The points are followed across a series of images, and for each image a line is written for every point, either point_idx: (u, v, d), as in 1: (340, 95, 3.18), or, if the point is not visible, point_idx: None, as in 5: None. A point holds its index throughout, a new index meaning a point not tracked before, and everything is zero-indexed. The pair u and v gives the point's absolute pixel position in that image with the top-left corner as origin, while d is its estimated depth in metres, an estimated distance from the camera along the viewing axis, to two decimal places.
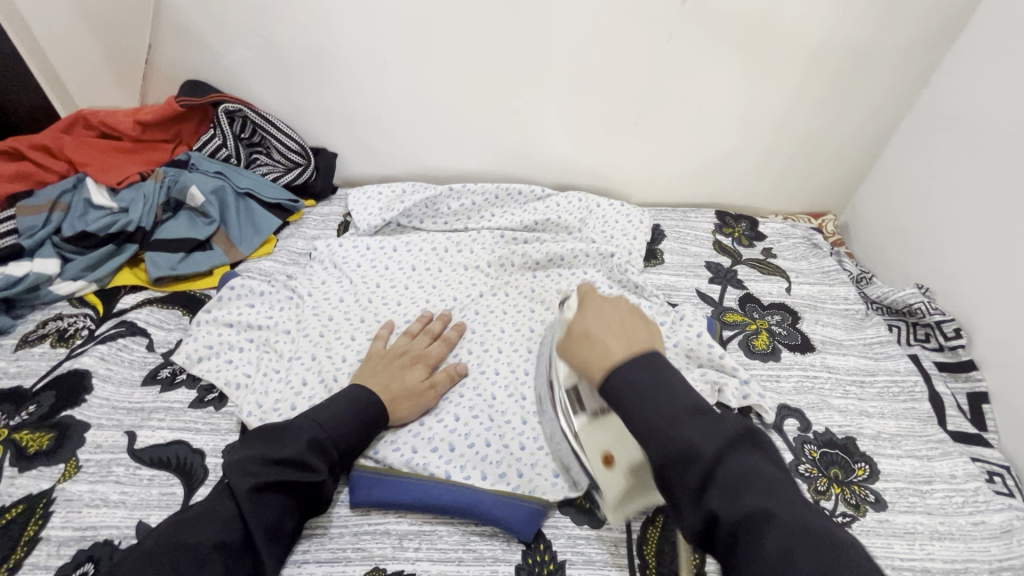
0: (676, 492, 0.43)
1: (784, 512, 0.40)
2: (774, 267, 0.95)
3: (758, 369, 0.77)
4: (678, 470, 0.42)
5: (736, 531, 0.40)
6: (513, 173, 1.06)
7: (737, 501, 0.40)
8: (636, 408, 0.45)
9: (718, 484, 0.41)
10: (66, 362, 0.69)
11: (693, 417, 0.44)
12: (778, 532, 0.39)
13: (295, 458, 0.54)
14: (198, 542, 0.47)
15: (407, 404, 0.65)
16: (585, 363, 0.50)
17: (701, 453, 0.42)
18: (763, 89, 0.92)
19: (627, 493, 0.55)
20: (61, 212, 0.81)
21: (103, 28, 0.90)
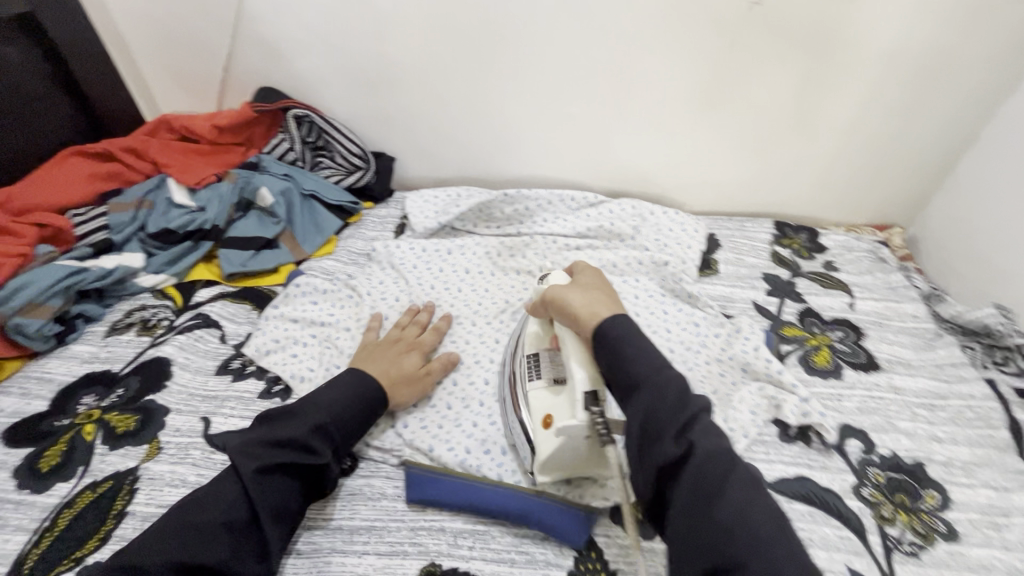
0: (658, 432, 0.48)
1: (739, 475, 0.46)
2: (836, 281, 0.92)
3: (819, 386, 0.74)
4: (670, 412, 0.49)
5: (697, 474, 0.46)
6: (566, 179, 1.06)
7: (703, 450, 0.47)
8: (636, 362, 0.52)
9: (696, 427, 0.48)
10: (150, 349, 0.74)
11: (680, 387, 0.50)
12: (735, 476, 0.46)
13: (298, 442, 0.56)
14: (207, 521, 0.50)
15: (406, 388, 0.68)
16: (580, 306, 0.59)
17: (689, 416, 0.49)
18: (828, 95, 0.90)
19: (555, 456, 0.58)
20: (147, 209, 0.88)
21: (187, 38, 0.96)
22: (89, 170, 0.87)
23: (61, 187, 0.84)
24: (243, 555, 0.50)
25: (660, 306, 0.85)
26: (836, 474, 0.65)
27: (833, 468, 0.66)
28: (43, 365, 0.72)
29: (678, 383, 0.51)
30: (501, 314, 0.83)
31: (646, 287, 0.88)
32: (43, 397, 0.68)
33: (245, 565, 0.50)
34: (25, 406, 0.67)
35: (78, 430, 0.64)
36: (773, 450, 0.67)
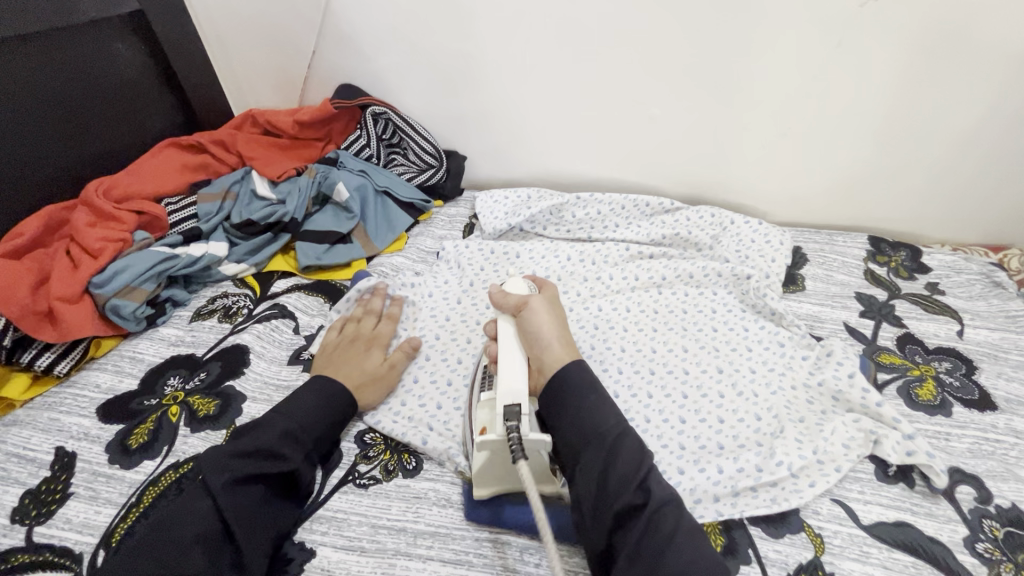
0: (619, 483, 0.50)
1: (687, 526, 0.49)
2: (942, 305, 0.83)
3: (924, 423, 0.67)
4: (626, 464, 0.51)
5: (648, 522, 0.48)
6: (642, 184, 1.03)
7: (656, 499, 0.49)
8: (596, 413, 0.55)
9: (652, 478, 0.51)
10: (230, 336, 0.77)
11: (639, 444, 0.54)
12: (683, 528, 0.48)
13: (267, 448, 0.55)
14: (181, 535, 0.48)
15: (373, 389, 0.69)
16: (555, 333, 0.64)
17: (642, 467, 0.51)
18: (939, 100, 0.82)
19: (488, 468, 0.58)
20: (232, 201, 0.91)
21: (277, 37, 1.01)
22: (182, 162, 0.92)
23: (158, 177, 0.89)
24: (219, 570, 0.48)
25: (740, 322, 0.80)
26: (944, 523, 0.59)
27: (941, 516, 0.59)
28: (135, 345, 0.76)
29: (637, 439, 0.54)
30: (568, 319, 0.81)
31: (724, 301, 0.83)
32: (133, 375, 0.72)
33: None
34: (118, 383, 0.71)
35: (164, 410, 0.67)
36: (869, 489, 0.61)
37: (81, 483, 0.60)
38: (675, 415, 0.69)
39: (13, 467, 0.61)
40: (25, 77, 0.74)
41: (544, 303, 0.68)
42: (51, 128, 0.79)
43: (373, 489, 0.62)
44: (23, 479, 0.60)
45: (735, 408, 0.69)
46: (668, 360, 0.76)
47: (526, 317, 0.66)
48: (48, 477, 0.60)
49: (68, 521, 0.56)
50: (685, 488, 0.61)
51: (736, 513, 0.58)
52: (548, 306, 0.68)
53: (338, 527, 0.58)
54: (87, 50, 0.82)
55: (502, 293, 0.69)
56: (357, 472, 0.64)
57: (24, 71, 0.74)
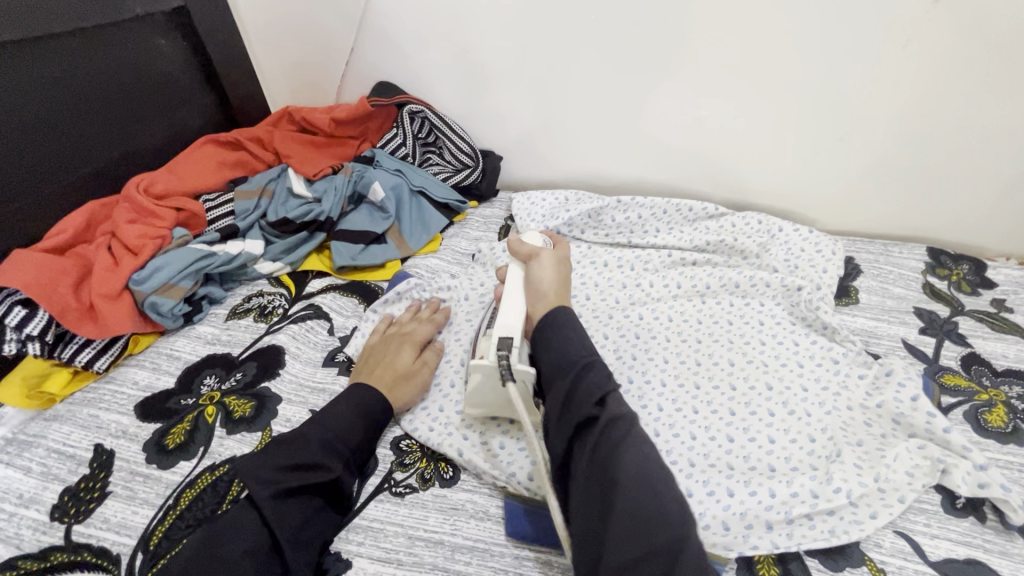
0: (579, 399, 0.50)
1: (641, 437, 0.49)
2: (1011, 324, 0.78)
3: (995, 452, 0.63)
4: (590, 382, 0.51)
5: (602, 434, 0.48)
6: (683, 188, 1.00)
7: (611, 414, 0.49)
8: (573, 345, 0.55)
9: (609, 397, 0.51)
10: (266, 336, 0.76)
11: (602, 370, 0.53)
12: (635, 444, 0.48)
13: (308, 460, 0.55)
14: (231, 551, 0.47)
15: (406, 387, 0.67)
16: (553, 286, 0.63)
17: (603, 388, 0.51)
18: (1013, 103, 0.77)
19: (477, 392, 0.61)
20: (268, 198, 0.90)
21: (316, 34, 1.00)
22: (220, 159, 0.92)
23: (197, 174, 0.89)
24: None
25: (790, 335, 0.76)
26: (1020, 563, 0.54)
27: (1017, 555, 0.55)
28: (171, 342, 0.76)
29: (604, 367, 0.53)
30: (607, 327, 0.77)
31: (772, 312, 0.79)
32: (170, 373, 0.71)
33: None
34: (156, 381, 0.70)
35: (201, 410, 0.66)
36: (935, 523, 0.57)
37: (119, 482, 0.59)
38: (723, 433, 0.65)
39: (54, 463, 0.61)
40: (72, 73, 0.75)
41: (555, 257, 0.68)
42: (95, 124, 0.79)
43: (408, 499, 0.61)
44: (63, 476, 0.60)
45: (788, 429, 0.65)
46: (714, 374, 0.72)
47: (531, 266, 0.66)
48: (87, 475, 0.60)
49: (107, 521, 0.56)
50: (736, 512, 0.57)
51: (792, 546, 0.55)
52: (556, 260, 0.67)
53: (374, 538, 0.57)
54: (132, 46, 0.82)
55: (518, 241, 0.70)
56: (393, 480, 0.62)
57: (72, 66, 0.75)
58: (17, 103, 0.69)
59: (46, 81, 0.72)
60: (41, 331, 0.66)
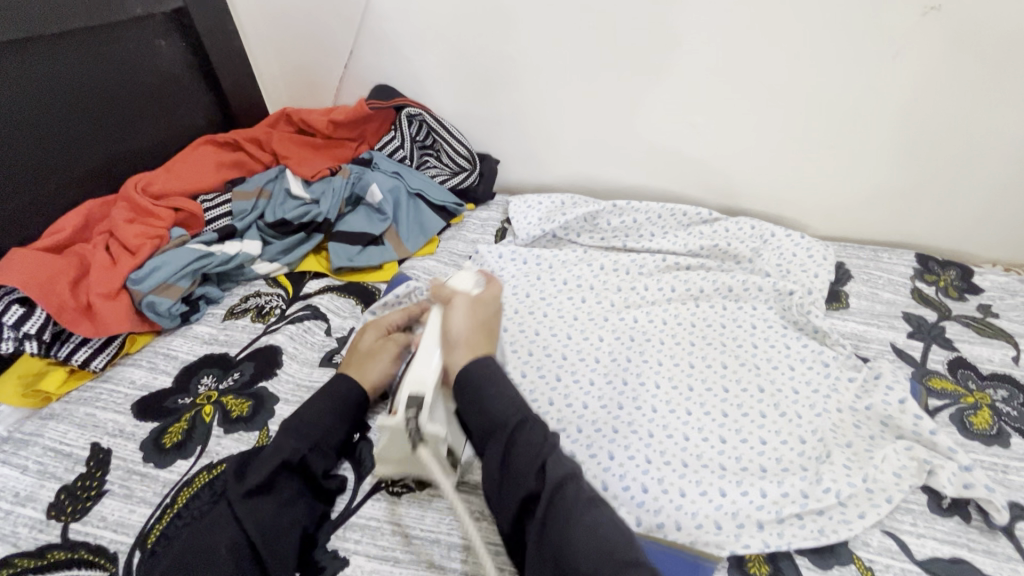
0: (518, 470, 0.49)
1: (589, 498, 0.47)
2: (996, 329, 0.79)
3: (980, 453, 0.64)
4: (524, 446, 0.50)
5: (549, 507, 0.46)
6: (678, 193, 1.01)
7: (554, 479, 0.47)
8: (499, 405, 0.53)
9: (548, 458, 0.49)
10: (263, 337, 0.77)
11: (539, 427, 0.52)
12: (582, 509, 0.45)
13: (273, 450, 0.56)
14: (210, 549, 0.49)
15: (371, 364, 0.68)
16: (470, 329, 0.61)
17: (542, 450, 0.49)
18: (996, 114, 0.79)
19: (388, 448, 0.58)
20: (266, 199, 0.91)
21: (315, 36, 1.01)
22: (218, 159, 0.92)
23: (194, 174, 0.89)
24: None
25: (781, 338, 0.78)
26: (1003, 561, 0.55)
27: (1000, 554, 0.56)
28: (168, 342, 0.76)
29: (541, 423, 0.52)
30: (602, 329, 0.78)
31: (764, 316, 0.81)
32: (167, 373, 0.71)
33: None
34: (153, 380, 0.71)
35: (198, 410, 0.67)
36: (922, 522, 0.59)
37: (116, 481, 0.59)
38: (715, 434, 0.66)
39: (50, 462, 0.61)
40: (72, 72, 0.75)
41: (471, 303, 0.64)
42: (94, 123, 0.79)
43: (405, 498, 0.61)
44: (60, 474, 0.60)
45: (778, 430, 0.66)
46: (708, 376, 0.73)
47: (446, 312, 0.63)
48: (84, 474, 0.60)
49: (103, 519, 0.56)
50: (728, 512, 0.58)
51: (782, 545, 0.56)
52: (471, 306, 0.63)
53: (371, 536, 0.57)
54: (132, 46, 0.83)
55: (440, 285, 0.67)
56: (389, 479, 0.63)
57: (72, 66, 0.75)
58: (17, 101, 0.69)
59: (46, 80, 0.72)
60: (38, 330, 0.66)
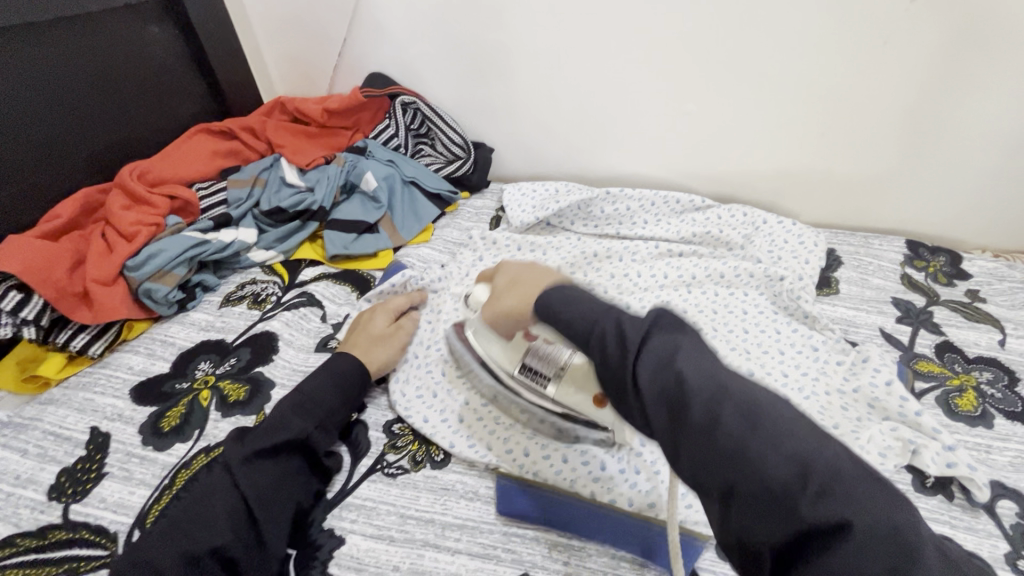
0: (620, 382, 0.42)
1: (708, 381, 0.38)
2: (984, 314, 0.81)
3: (964, 434, 0.65)
4: (618, 345, 0.43)
5: (666, 415, 0.38)
6: (673, 181, 1.02)
7: (660, 389, 0.39)
8: (578, 321, 0.48)
9: (649, 355, 0.41)
10: (260, 323, 0.77)
11: (621, 323, 0.44)
12: (704, 398, 0.37)
13: (276, 422, 0.57)
14: (210, 510, 0.50)
15: (379, 350, 0.70)
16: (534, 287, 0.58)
17: (631, 338, 0.42)
18: (987, 100, 0.79)
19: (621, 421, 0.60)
20: (261, 187, 0.91)
21: (308, 24, 1.01)
22: (212, 148, 0.92)
23: (189, 162, 0.89)
24: (247, 547, 0.50)
25: (772, 323, 0.79)
26: (984, 537, 0.57)
27: (981, 530, 0.58)
28: (165, 329, 0.77)
29: (628, 318, 0.44)
30: None
31: (755, 302, 0.82)
32: (165, 359, 0.72)
33: (247, 554, 0.50)
34: (150, 366, 0.71)
35: (196, 394, 0.68)
36: None
37: (115, 464, 0.60)
38: None
39: (50, 445, 0.62)
40: (65, 59, 0.75)
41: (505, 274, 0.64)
42: (88, 110, 0.80)
43: (401, 479, 0.62)
44: (59, 457, 0.61)
45: None
46: None
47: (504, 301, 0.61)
48: (84, 456, 0.61)
49: (104, 501, 0.57)
50: None
51: None
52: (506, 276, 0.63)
53: (367, 516, 0.58)
54: (124, 34, 0.83)
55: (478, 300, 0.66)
56: (385, 461, 0.64)
57: (65, 52, 0.75)
58: (10, 89, 0.69)
59: (39, 67, 0.72)
60: (36, 315, 0.67)
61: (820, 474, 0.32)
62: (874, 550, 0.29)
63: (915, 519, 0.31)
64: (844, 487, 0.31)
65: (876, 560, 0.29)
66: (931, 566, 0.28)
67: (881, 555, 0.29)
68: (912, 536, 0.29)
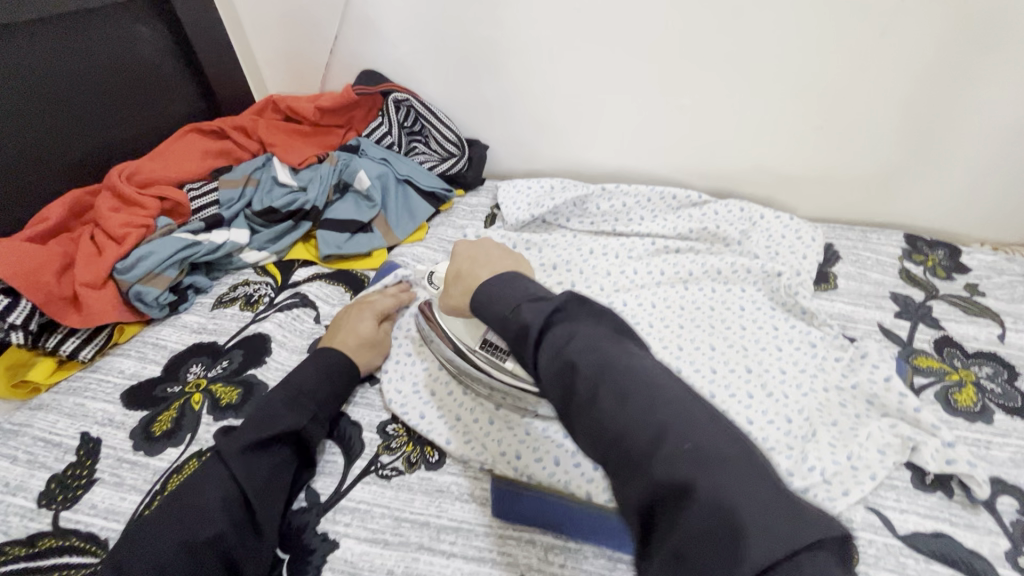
0: (522, 357, 0.44)
1: (600, 362, 0.38)
2: (983, 308, 0.80)
3: (964, 430, 0.65)
4: (530, 316, 0.44)
5: (564, 393, 0.39)
6: (669, 177, 1.01)
7: (560, 369, 0.40)
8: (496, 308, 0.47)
9: (548, 339, 0.42)
10: (252, 325, 0.77)
11: (523, 310, 0.44)
12: (591, 380, 0.38)
13: (272, 415, 0.57)
14: (204, 501, 0.49)
15: (368, 354, 0.70)
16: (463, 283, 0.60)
17: (532, 325, 0.43)
18: (983, 93, 0.78)
19: None
20: (253, 187, 0.90)
21: (299, 21, 1.00)
22: (203, 148, 0.91)
23: (180, 163, 0.88)
24: (242, 536, 0.49)
25: (769, 319, 0.78)
26: (984, 535, 0.56)
27: (981, 527, 0.57)
28: (157, 332, 0.76)
29: (531, 304, 0.45)
30: None
31: (753, 298, 0.81)
32: (157, 362, 0.72)
33: (245, 545, 0.49)
34: (142, 370, 0.71)
35: (187, 398, 0.67)
36: (905, 498, 0.60)
37: (106, 469, 0.60)
38: None
39: (40, 451, 0.61)
40: (50, 59, 0.74)
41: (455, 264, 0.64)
42: (75, 111, 0.78)
43: (395, 481, 0.62)
44: (49, 464, 0.60)
45: (765, 409, 0.66)
46: (696, 357, 0.73)
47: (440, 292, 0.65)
48: (74, 462, 0.60)
49: (94, 507, 0.56)
50: None
51: None
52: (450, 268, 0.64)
53: (361, 520, 0.58)
54: (111, 33, 0.81)
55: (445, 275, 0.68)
56: (379, 463, 0.63)
57: (50, 52, 0.74)
58: None
59: (23, 67, 0.71)
60: (25, 320, 0.66)
61: (679, 448, 0.33)
62: (715, 517, 0.30)
63: (768, 483, 0.32)
64: (699, 458, 0.32)
65: (714, 525, 0.30)
66: (762, 526, 0.29)
67: (712, 520, 0.30)
68: (746, 497, 0.30)
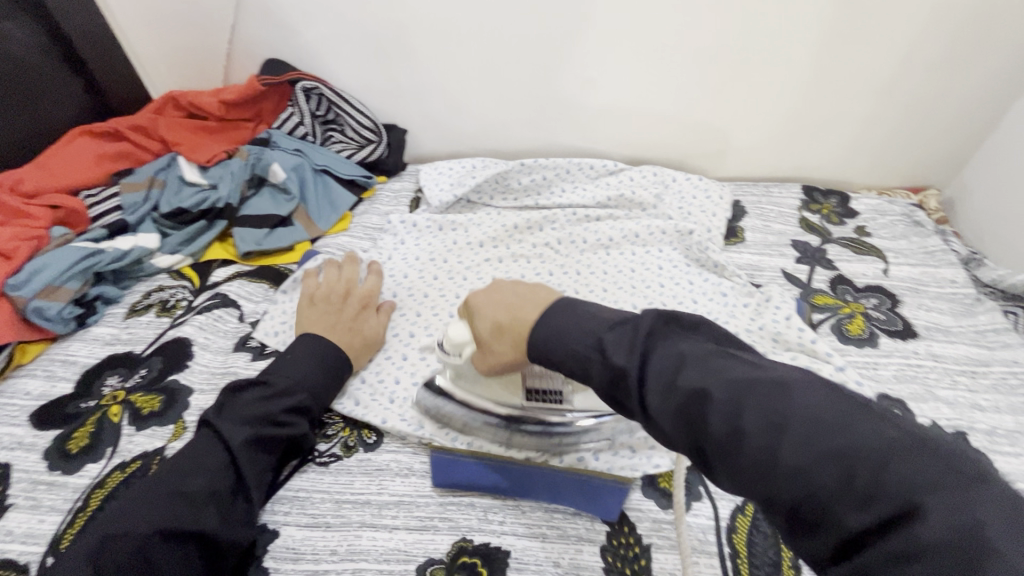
0: (625, 396, 0.38)
1: (734, 382, 0.33)
2: (870, 247, 0.88)
3: (855, 355, 0.72)
4: (615, 350, 0.39)
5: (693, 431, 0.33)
6: (586, 149, 1.04)
7: (683, 399, 0.34)
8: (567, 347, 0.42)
9: (650, 367, 0.37)
10: (171, 330, 0.74)
11: (605, 343, 0.40)
12: (722, 408, 0.33)
13: (278, 412, 0.57)
14: (193, 488, 0.49)
15: (365, 353, 0.68)
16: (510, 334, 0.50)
17: (628, 365, 0.38)
18: (856, 51, 0.86)
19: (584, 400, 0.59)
20: (159, 189, 0.87)
21: (190, 11, 0.94)
22: (98, 151, 0.86)
23: (72, 169, 0.83)
24: (231, 523, 0.50)
25: (684, 275, 0.82)
26: None
27: None
28: (65, 348, 0.72)
29: (615, 332, 0.40)
30: None
31: (669, 257, 0.85)
32: (67, 379, 0.68)
33: (235, 533, 0.50)
34: (51, 389, 0.67)
35: (104, 411, 0.64)
36: None
37: (20, 494, 0.57)
38: None
39: None
40: None
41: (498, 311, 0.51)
42: None
43: (334, 466, 0.62)
44: None
45: None
46: None
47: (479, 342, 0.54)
48: None
49: (9, 534, 0.54)
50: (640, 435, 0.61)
51: None
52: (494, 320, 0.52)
53: (301, 506, 0.58)
54: None
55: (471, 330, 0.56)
56: (317, 451, 0.63)
57: None
58: None
59: None
60: None
61: (873, 470, 0.27)
62: (951, 535, 0.25)
63: (995, 493, 0.26)
64: (902, 478, 0.27)
65: (962, 550, 0.24)
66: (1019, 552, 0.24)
67: (953, 539, 0.25)
68: (989, 512, 0.25)
